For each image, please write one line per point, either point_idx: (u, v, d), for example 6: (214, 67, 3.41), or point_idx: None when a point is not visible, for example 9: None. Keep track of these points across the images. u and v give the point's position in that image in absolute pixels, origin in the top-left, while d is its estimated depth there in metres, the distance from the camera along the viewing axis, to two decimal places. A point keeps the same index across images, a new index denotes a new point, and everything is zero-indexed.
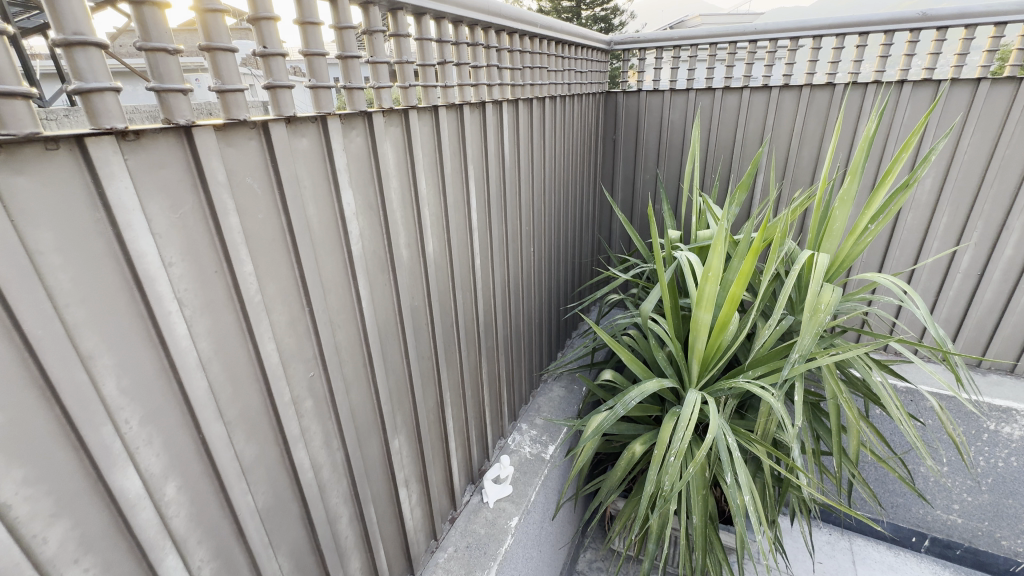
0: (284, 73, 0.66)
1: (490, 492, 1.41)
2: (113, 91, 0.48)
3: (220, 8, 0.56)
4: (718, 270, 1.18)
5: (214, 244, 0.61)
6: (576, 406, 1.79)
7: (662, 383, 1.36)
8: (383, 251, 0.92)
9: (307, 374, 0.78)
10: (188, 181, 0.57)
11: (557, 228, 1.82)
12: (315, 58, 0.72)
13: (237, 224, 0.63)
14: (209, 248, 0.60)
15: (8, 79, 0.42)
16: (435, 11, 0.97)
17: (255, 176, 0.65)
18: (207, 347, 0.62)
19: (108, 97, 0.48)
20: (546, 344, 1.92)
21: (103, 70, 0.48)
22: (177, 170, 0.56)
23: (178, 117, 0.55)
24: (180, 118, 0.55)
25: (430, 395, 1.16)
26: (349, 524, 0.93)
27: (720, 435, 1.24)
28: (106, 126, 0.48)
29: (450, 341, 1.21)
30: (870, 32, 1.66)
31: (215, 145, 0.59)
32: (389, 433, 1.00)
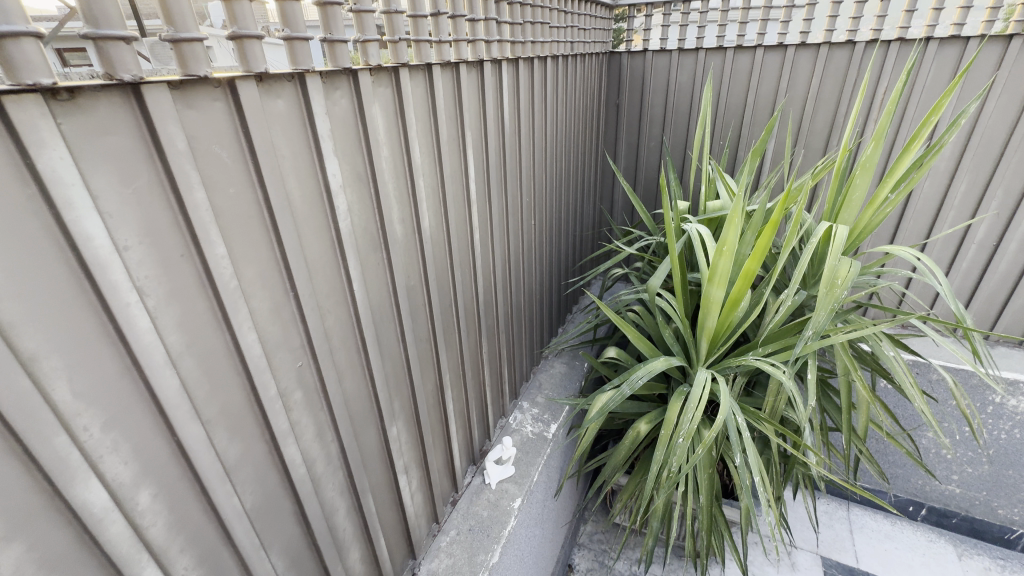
0: (253, 21, 0.55)
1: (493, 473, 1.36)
2: (33, 38, 0.39)
3: None
4: (734, 244, 1.11)
5: (179, 224, 0.53)
6: (578, 383, 1.75)
7: (670, 361, 1.30)
8: (375, 227, 0.84)
9: (294, 363, 0.72)
10: (141, 150, 0.49)
11: (558, 199, 1.73)
12: (288, 3, 0.61)
13: (204, 200, 0.54)
14: (172, 228, 0.52)
15: None
16: None
17: (222, 143, 0.56)
18: (177, 341, 0.55)
19: (26, 45, 0.39)
20: (547, 320, 1.86)
21: (19, 12, 0.39)
22: (127, 136, 0.47)
23: (121, 73, 0.45)
24: (124, 74, 0.46)
25: (429, 378, 1.11)
26: (347, 517, 0.89)
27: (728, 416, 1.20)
28: (28, 83, 0.40)
29: (448, 322, 1.15)
30: None
31: (171, 107, 0.50)
32: (386, 421, 0.94)
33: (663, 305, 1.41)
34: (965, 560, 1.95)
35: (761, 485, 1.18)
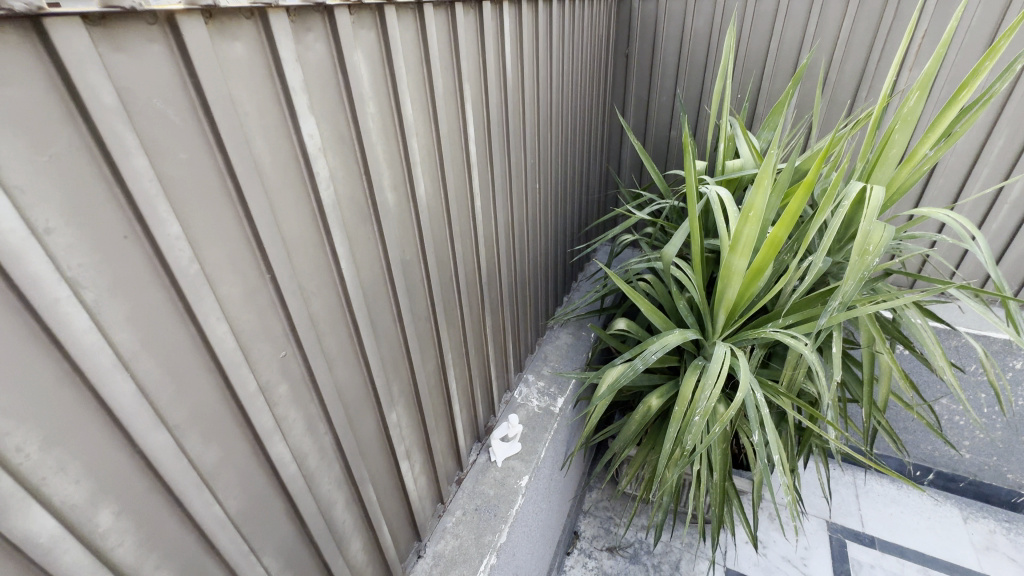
0: None
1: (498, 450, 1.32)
2: None
3: None
4: (762, 209, 1.00)
5: (116, 199, 0.43)
6: (585, 354, 1.68)
7: (685, 335, 1.23)
8: (363, 196, 0.74)
9: (276, 353, 0.63)
10: (55, 105, 0.38)
11: (564, 160, 1.61)
12: None
13: (147, 168, 0.44)
14: (108, 204, 0.43)
15: None
16: None
17: (165, 98, 0.46)
18: (129, 339, 0.46)
19: None
20: (552, 289, 1.78)
21: None
22: (33, 87, 0.37)
23: (12, 1, 0.34)
24: (16, 3, 0.34)
25: (430, 358, 1.03)
26: (346, 508, 0.83)
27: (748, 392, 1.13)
28: None
29: (449, 297, 1.06)
30: None
31: (91, 50, 0.39)
32: (385, 407, 0.87)
33: (678, 275, 1.32)
34: (970, 523, 1.96)
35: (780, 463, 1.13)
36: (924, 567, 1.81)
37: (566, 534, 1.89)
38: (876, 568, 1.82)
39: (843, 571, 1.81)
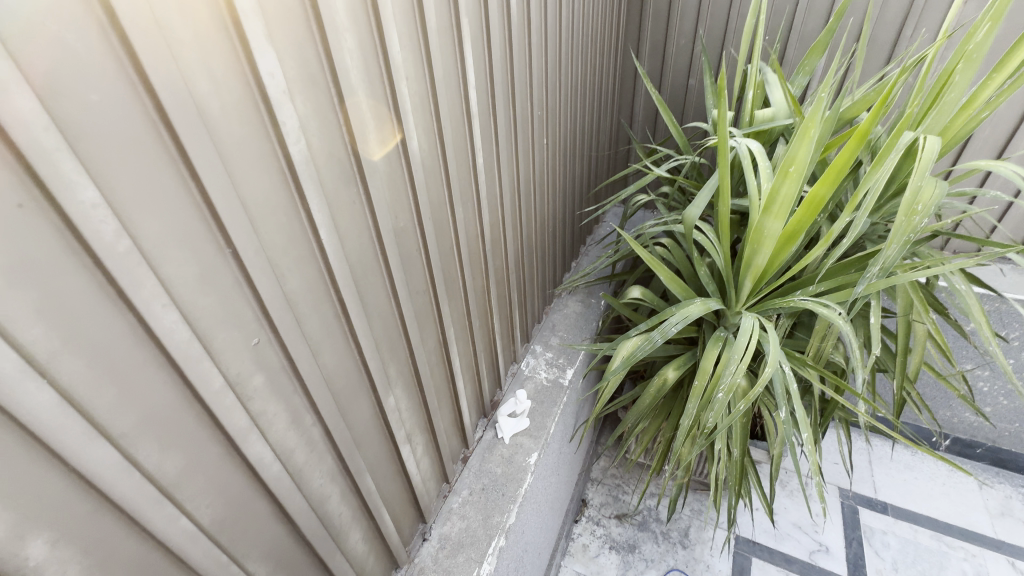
0: None
1: (505, 426, 1.25)
2: None
3: None
4: (805, 164, 0.88)
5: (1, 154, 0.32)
6: (595, 323, 1.59)
7: (708, 305, 1.13)
8: (344, 151, 0.62)
9: (246, 341, 0.54)
10: None
11: (574, 112, 1.46)
12: None
13: (38, 111, 0.33)
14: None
15: None
16: None
17: (58, 14, 0.33)
18: (42, 336, 0.36)
19: None
20: (560, 254, 1.66)
21: None
22: None
23: None
24: None
25: (430, 335, 0.94)
26: (343, 500, 0.76)
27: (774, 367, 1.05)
28: None
29: (450, 267, 0.96)
30: None
31: None
32: (381, 392, 0.79)
33: (700, 239, 1.21)
34: (985, 488, 1.93)
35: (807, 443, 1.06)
36: (937, 533, 1.79)
37: (574, 503, 1.87)
38: (888, 534, 1.79)
39: (855, 538, 1.79)
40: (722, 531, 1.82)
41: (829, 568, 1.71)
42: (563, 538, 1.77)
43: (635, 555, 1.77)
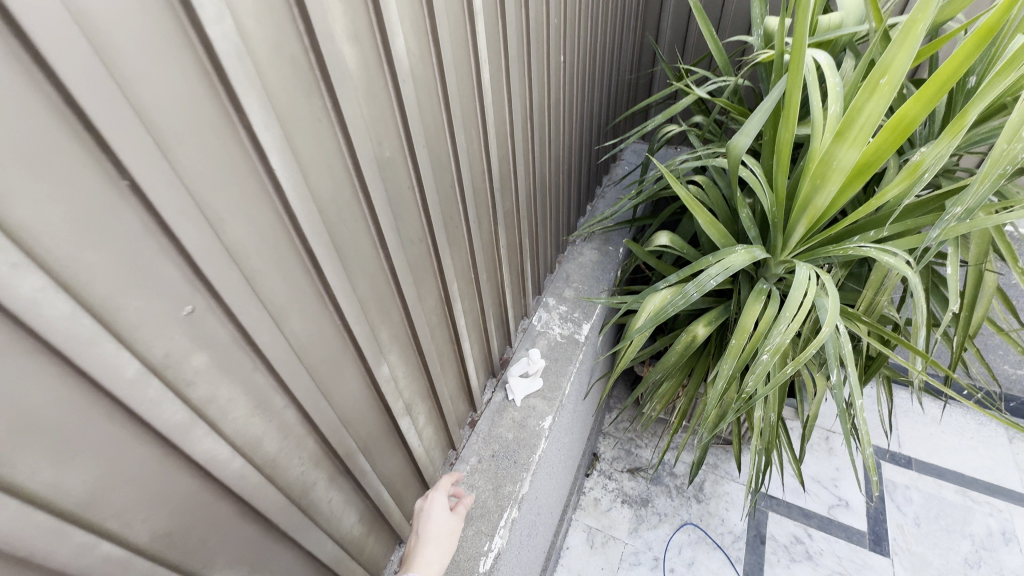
0: None
1: (517, 388, 1.13)
2: None
3: None
4: (901, 73, 0.69)
5: None
6: (613, 274, 1.44)
7: (753, 254, 0.98)
8: (297, 44, 0.44)
9: (174, 311, 0.39)
10: None
11: (595, 23, 1.23)
12: None
13: None
14: None
15: None
16: None
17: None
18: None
19: None
20: (575, 196, 1.48)
21: None
22: None
23: None
24: None
25: (430, 291, 0.80)
26: (332, 485, 0.66)
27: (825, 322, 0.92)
28: None
29: (453, 211, 0.80)
30: None
31: None
32: (371, 361, 0.66)
33: (745, 175, 1.03)
34: (1014, 442, 1.85)
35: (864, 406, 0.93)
36: (963, 487, 1.72)
37: (585, 457, 1.80)
38: (911, 489, 1.73)
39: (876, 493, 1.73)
40: (738, 485, 1.77)
41: (848, 522, 1.66)
42: (574, 493, 1.72)
43: (647, 509, 1.72)
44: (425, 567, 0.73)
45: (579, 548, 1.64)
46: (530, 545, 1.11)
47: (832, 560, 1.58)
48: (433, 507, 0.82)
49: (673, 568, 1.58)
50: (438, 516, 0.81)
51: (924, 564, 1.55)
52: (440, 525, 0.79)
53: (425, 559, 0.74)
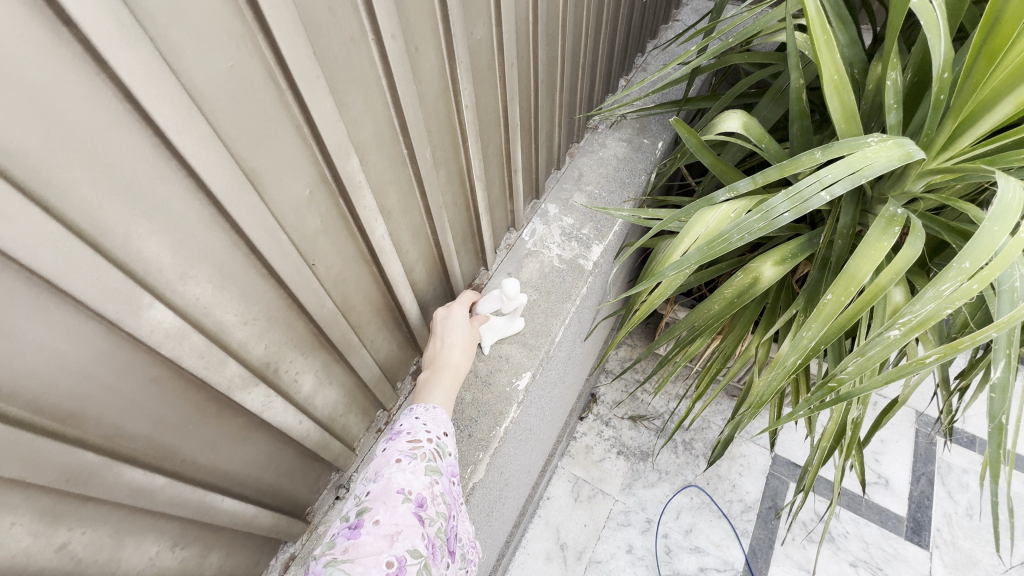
0: None
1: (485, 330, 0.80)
2: None
3: None
4: None
5: None
6: (645, 176, 1.03)
7: (908, 152, 0.55)
8: None
9: None
10: None
11: None
12: None
13: None
14: None
15: None
16: None
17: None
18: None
19: None
20: (604, 58, 1.02)
21: None
22: None
23: None
24: None
25: (296, 169, 0.41)
26: (62, 521, 0.35)
27: (1003, 275, 0.51)
28: None
29: (341, 11, 0.39)
30: None
31: None
32: (107, 306, 0.31)
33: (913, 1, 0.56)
34: None
35: None
36: None
37: (581, 399, 1.52)
38: (969, 474, 1.43)
39: (924, 474, 1.43)
40: (757, 448, 1.49)
41: (885, 505, 1.39)
42: (563, 439, 1.47)
43: (647, 464, 1.46)
44: (455, 368, 0.66)
45: (561, 500, 1.42)
46: (488, 527, 0.85)
47: (857, 546, 1.33)
48: (453, 314, 0.70)
49: (666, 534, 1.35)
50: (459, 322, 0.70)
51: (970, 562, 1.30)
52: (466, 331, 0.70)
53: (453, 362, 0.66)
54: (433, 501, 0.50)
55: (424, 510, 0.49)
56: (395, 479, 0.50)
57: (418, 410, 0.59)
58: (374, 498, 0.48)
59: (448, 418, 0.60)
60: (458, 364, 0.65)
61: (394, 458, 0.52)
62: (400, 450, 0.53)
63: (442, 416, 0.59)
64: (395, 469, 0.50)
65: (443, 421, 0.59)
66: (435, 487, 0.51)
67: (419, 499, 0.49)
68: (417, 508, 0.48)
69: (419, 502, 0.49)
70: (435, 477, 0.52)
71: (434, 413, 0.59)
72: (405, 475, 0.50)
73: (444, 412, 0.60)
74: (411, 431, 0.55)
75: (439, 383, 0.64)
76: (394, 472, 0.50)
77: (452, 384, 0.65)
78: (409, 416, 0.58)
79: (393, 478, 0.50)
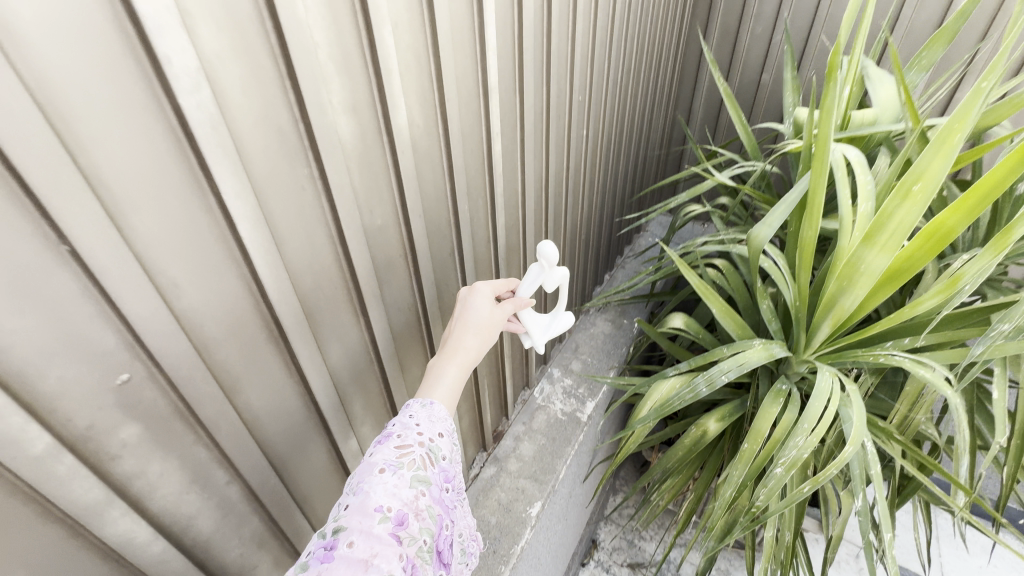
0: None
1: (535, 324, 0.76)
2: None
3: None
4: (937, 181, 0.64)
5: None
6: (625, 348, 1.38)
7: (772, 353, 0.89)
8: (287, 117, 0.43)
9: (105, 379, 0.37)
10: None
11: (622, 104, 1.25)
12: None
13: None
14: None
15: None
16: None
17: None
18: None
19: None
20: (591, 267, 1.46)
21: None
22: None
23: None
24: None
25: (418, 360, 0.76)
26: (277, 566, 0.60)
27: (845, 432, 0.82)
28: None
29: (451, 282, 0.77)
30: None
31: None
32: (338, 434, 0.61)
33: (766, 264, 0.97)
34: None
35: (894, 542, 0.77)
36: None
37: (581, 543, 1.65)
38: None
39: None
40: None
41: None
42: None
43: None
44: (464, 355, 0.61)
45: None
46: None
47: None
48: (474, 295, 0.66)
49: None
50: (480, 305, 0.66)
51: None
52: (482, 316, 0.64)
53: (467, 346, 0.62)
54: (415, 517, 0.47)
55: (404, 529, 0.45)
56: (375, 494, 0.46)
57: (414, 407, 0.55)
58: (351, 515, 0.45)
59: (445, 417, 0.56)
60: (468, 349, 0.61)
61: (378, 468, 0.48)
62: (385, 458, 0.49)
63: (438, 415, 0.55)
64: (375, 482, 0.47)
65: (438, 420, 0.55)
66: (419, 500, 0.48)
67: (399, 516, 0.46)
68: (396, 527, 0.45)
69: (398, 520, 0.45)
70: (422, 489, 0.49)
71: (431, 410, 0.55)
72: (386, 489, 0.46)
73: (444, 410, 0.56)
74: (401, 434, 0.52)
75: (444, 372, 0.59)
76: (375, 485, 0.46)
77: (460, 374, 0.60)
78: (403, 414, 0.55)
79: (372, 493, 0.46)
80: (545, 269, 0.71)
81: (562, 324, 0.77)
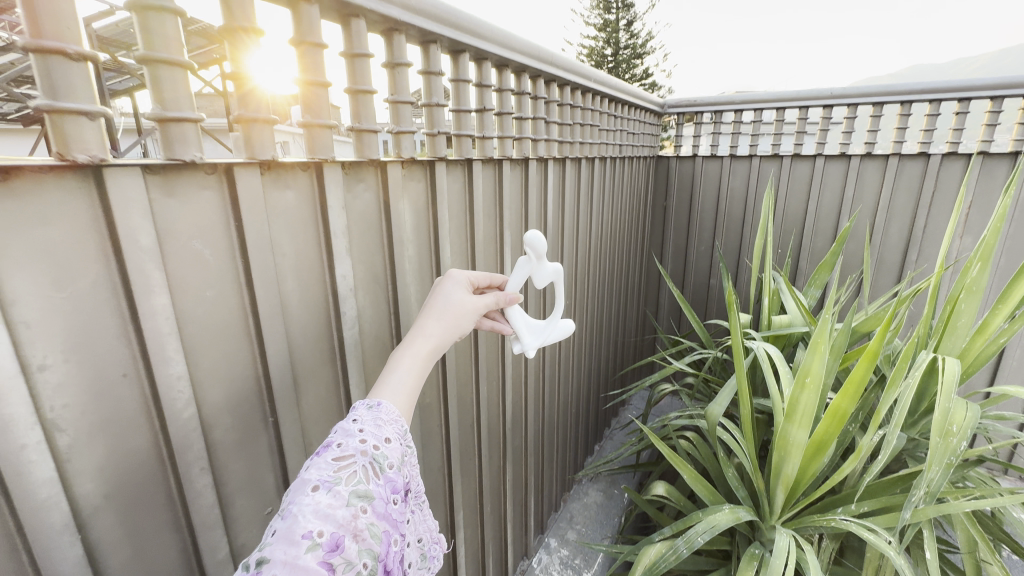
0: (270, 147, 0.49)
1: (527, 327, 0.76)
2: (98, 116, 0.36)
3: (265, 115, 0.47)
4: (820, 376, 0.91)
5: (132, 351, 0.42)
6: (617, 518, 1.47)
7: (738, 515, 1.04)
8: (388, 336, 0.70)
9: (260, 509, 0.56)
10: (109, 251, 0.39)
11: (600, 304, 1.59)
12: (320, 129, 0.54)
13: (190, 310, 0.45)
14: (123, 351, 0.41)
15: (82, 98, 0.35)
16: (496, 57, 0.83)
17: (204, 224, 0.45)
18: (87, 478, 0.40)
19: (87, 126, 0.35)
20: (582, 437, 1.63)
21: (90, 94, 0.35)
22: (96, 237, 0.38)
23: (180, 154, 0.42)
24: (181, 156, 0.42)
25: (439, 516, 0.91)
26: None
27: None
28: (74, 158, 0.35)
29: (468, 448, 0.97)
30: (948, 99, 1.48)
31: (172, 205, 0.43)
32: None
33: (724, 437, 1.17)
34: None
35: None
36: None
37: None
38: None
39: None
40: None
41: None
42: None
43: None
44: (422, 341, 0.57)
45: None
46: None
47: None
48: (447, 283, 0.63)
49: None
50: (451, 292, 0.63)
51: None
52: (452, 301, 0.62)
53: (429, 331, 0.58)
54: (353, 539, 0.38)
55: (339, 553, 0.37)
56: (303, 515, 0.37)
57: (359, 411, 0.47)
58: (277, 542, 0.35)
59: (395, 419, 0.48)
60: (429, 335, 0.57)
61: (311, 484, 0.39)
62: (320, 474, 0.40)
63: (387, 419, 0.47)
64: (305, 502, 0.38)
65: (386, 424, 0.47)
66: (359, 517, 0.39)
67: (333, 541, 0.37)
68: (329, 553, 0.36)
69: (332, 544, 0.37)
70: (363, 505, 0.40)
71: (378, 414, 0.47)
72: (318, 509, 0.37)
73: (393, 412, 0.49)
74: (343, 444, 0.43)
75: (399, 364, 0.54)
76: (305, 506, 0.37)
77: (416, 366, 0.55)
78: (344, 419, 0.46)
79: (301, 513, 0.37)
80: (533, 261, 0.74)
81: (555, 331, 0.78)
